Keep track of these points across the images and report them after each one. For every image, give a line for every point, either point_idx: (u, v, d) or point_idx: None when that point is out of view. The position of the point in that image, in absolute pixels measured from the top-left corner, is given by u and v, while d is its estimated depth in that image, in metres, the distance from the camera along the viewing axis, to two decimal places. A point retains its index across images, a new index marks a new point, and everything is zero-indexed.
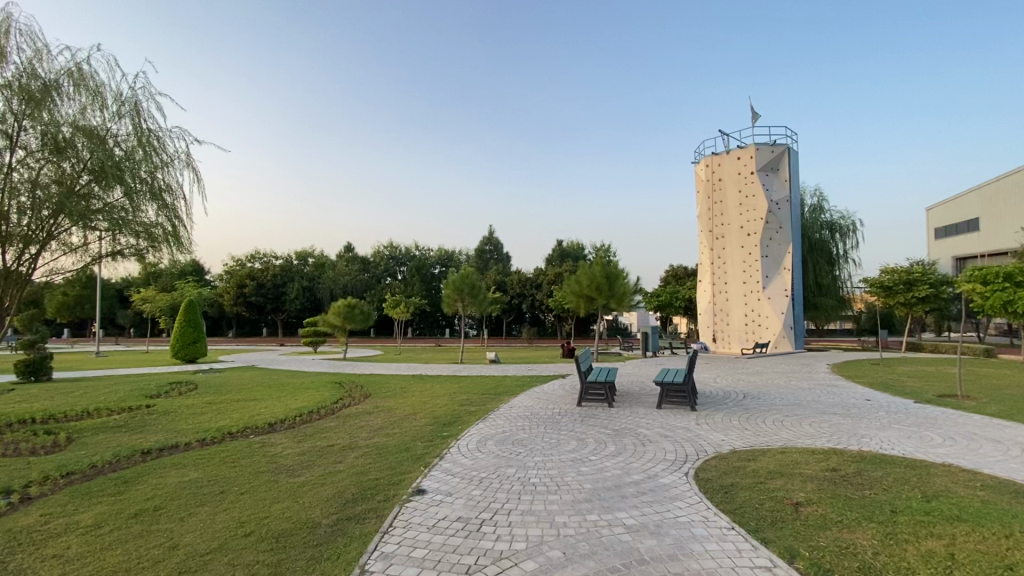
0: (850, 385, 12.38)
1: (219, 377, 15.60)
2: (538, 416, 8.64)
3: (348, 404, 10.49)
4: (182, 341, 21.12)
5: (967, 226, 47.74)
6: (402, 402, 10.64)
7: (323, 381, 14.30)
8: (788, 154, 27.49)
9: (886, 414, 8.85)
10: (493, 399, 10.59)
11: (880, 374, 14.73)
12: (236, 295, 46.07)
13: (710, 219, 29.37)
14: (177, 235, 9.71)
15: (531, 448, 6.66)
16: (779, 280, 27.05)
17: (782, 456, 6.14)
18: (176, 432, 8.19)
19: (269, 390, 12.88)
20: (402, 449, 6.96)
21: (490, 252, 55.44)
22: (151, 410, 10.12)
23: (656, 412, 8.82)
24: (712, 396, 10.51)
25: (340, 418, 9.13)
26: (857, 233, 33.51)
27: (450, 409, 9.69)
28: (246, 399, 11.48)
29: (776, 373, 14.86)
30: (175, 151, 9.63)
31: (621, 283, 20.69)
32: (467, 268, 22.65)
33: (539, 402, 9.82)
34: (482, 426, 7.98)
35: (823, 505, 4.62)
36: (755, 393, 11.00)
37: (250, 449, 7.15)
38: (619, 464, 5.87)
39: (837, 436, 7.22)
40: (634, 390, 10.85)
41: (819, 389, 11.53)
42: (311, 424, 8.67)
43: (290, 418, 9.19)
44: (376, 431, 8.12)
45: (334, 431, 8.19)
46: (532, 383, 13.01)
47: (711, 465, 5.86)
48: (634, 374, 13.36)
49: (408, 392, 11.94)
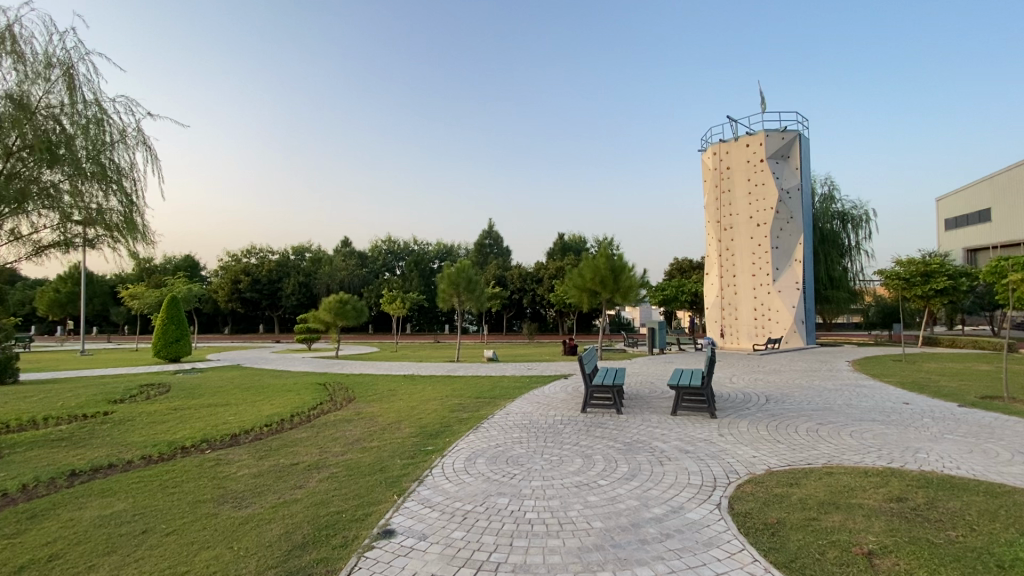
0: (880, 385, 11.28)
1: (197, 378, 14.58)
2: (536, 425, 7.59)
3: (326, 410, 9.42)
4: (165, 339, 20.09)
5: (979, 217, 46.42)
6: (387, 408, 9.58)
7: (307, 383, 13.24)
8: (799, 140, 26.26)
9: (933, 422, 7.80)
10: (488, 404, 9.55)
11: (907, 373, 13.60)
12: (231, 291, 45.06)
13: (717, 209, 28.22)
14: (136, 223, 8.72)
15: (528, 469, 5.60)
16: (790, 272, 25.92)
17: (832, 482, 5.08)
18: (123, 447, 7.17)
19: (245, 393, 11.82)
20: (376, 468, 5.90)
21: (490, 246, 54.60)
22: (106, 420, 9.09)
23: (672, 421, 7.78)
24: (732, 400, 9.41)
25: (313, 427, 8.07)
26: (870, 224, 32.29)
27: (439, 416, 8.64)
28: (217, 405, 10.45)
29: (794, 372, 13.76)
30: (126, 127, 8.57)
31: (626, 276, 19.56)
32: (464, 261, 21.56)
33: (538, 408, 8.77)
34: (472, 438, 6.92)
35: (904, 555, 3.58)
36: (779, 396, 9.93)
37: (200, 470, 6.10)
38: (635, 493, 4.81)
39: (888, 452, 6.16)
40: (645, 394, 9.81)
41: (848, 391, 10.43)
42: (279, 436, 7.62)
43: (258, 428, 8.13)
44: (351, 444, 7.07)
45: (304, 444, 7.14)
46: (531, 384, 11.96)
47: (748, 493, 4.78)
48: (643, 374, 12.28)
49: (396, 396, 10.91)
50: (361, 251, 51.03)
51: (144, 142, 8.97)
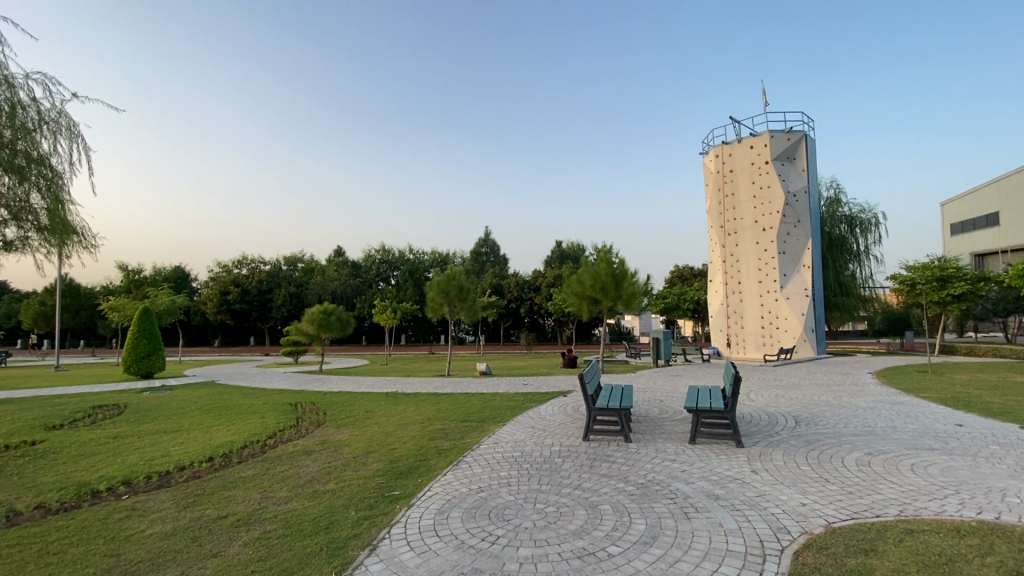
0: (919, 402, 10.02)
1: (160, 398, 13.25)
2: (528, 459, 6.30)
3: (288, 439, 8.12)
4: (135, 354, 18.73)
5: (986, 221, 45.41)
6: (359, 434, 8.29)
7: (277, 402, 11.92)
8: (806, 141, 25.26)
9: (1000, 449, 6.55)
10: (476, 428, 8.31)
11: (940, 387, 12.32)
12: (219, 303, 43.73)
13: (720, 213, 27.04)
14: (63, 222, 7.66)
15: (515, 529, 4.29)
16: (798, 278, 24.78)
17: (920, 550, 3.81)
18: (22, 491, 5.85)
19: (204, 416, 10.50)
20: (321, 526, 4.59)
21: (487, 254, 53.61)
22: (27, 452, 7.78)
23: (692, 451, 6.53)
24: (756, 422, 8.16)
25: (265, 462, 6.78)
26: (879, 228, 31.12)
27: (416, 447, 7.34)
28: (166, 430, 9.13)
29: (817, 386, 12.45)
30: (46, 110, 7.46)
31: (628, 284, 18.35)
32: (454, 268, 20.36)
33: (532, 435, 7.52)
34: (451, 479, 5.64)
35: None
36: (809, 416, 8.68)
37: (99, 530, 4.78)
38: (659, 570, 3.52)
39: (969, 498, 4.90)
40: (654, 416, 8.59)
41: (884, 410, 9.18)
42: (219, 475, 6.33)
43: (197, 464, 6.81)
44: (301, 486, 5.77)
45: (246, 487, 5.83)
46: (526, 402, 10.72)
47: (813, 570, 3.49)
48: (650, 392, 10.98)
49: (371, 418, 9.63)
50: (355, 260, 49.91)
51: (77, 131, 7.94)
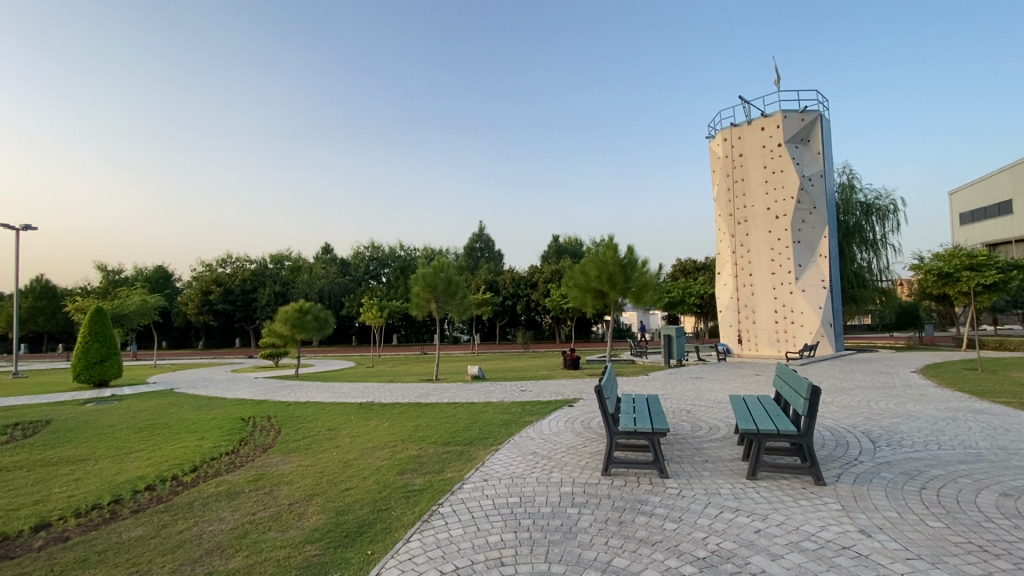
0: (1002, 410, 8.25)
1: (96, 412, 11.31)
2: (532, 512, 4.40)
3: (213, 474, 6.17)
4: (86, 360, 16.79)
5: (998, 209, 43.75)
6: (308, 467, 6.34)
7: (227, 417, 10.00)
8: (821, 122, 23.44)
9: None
10: (463, 455, 6.44)
11: (1008, 388, 10.45)
12: (202, 303, 41.68)
13: (729, 201, 25.15)
14: None
15: None
16: (815, 268, 23.02)
17: None
18: None
19: (130, 437, 8.55)
20: None
21: (481, 250, 51.84)
22: None
23: (758, 493, 4.70)
24: (823, 444, 6.34)
25: (163, 516, 4.86)
26: (896, 215, 29.31)
27: (377, 486, 5.43)
28: (69, 460, 7.21)
29: (864, 389, 10.68)
30: None
31: (638, 274, 16.45)
32: (442, 260, 18.42)
33: (535, 468, 5.64)
34: (415, 554, 3.72)
35: None
36: (883, 432, 6.88)
37: None
38: None
39: None
40: (689, 435, 6.76)
41: (971, 422, 7.38)
42: (87, 541, 4.40)
43: (72, 519, 4.91)
44: (190, 566, 3.84)
45: (112, 567, 3.91)
46: (526, 414, 8.88)
47: None
48: (674, 400, 9.14)
49: (333, 439, 7.75)
50: (343, 258, 47.94)
51: None
